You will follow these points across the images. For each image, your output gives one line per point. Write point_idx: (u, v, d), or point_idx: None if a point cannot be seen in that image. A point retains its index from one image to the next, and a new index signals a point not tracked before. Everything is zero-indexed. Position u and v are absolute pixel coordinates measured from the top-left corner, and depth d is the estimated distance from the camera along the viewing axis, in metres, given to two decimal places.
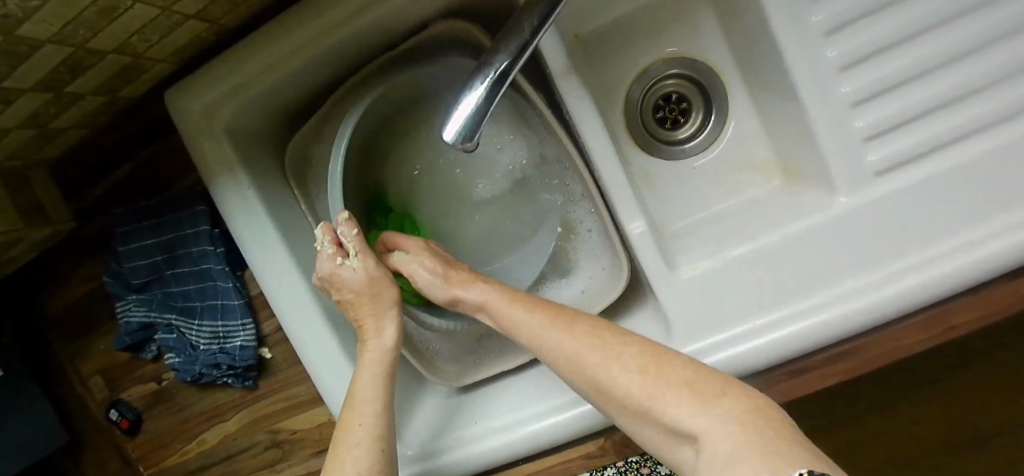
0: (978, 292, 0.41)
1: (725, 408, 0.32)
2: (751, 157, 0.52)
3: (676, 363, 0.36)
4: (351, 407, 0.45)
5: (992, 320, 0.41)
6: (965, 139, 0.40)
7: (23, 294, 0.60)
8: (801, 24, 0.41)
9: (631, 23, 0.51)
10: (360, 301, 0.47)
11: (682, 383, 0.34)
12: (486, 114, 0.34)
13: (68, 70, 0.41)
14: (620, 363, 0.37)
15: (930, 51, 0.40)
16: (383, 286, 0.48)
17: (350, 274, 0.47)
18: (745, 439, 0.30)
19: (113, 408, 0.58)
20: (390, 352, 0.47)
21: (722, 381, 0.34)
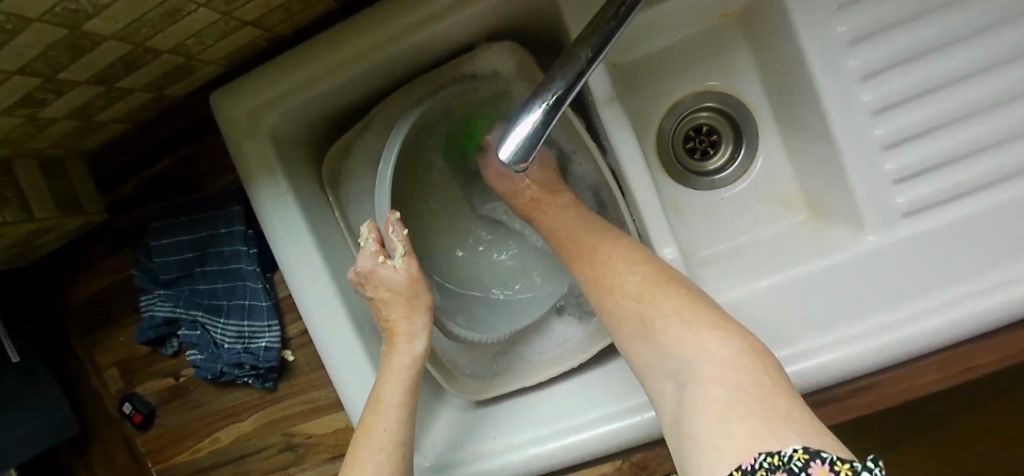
0: (998, 336, 0.43)
1: (719, 343, 0.34)
2: (776, 192, 0.54)
3: (679, 297, 0.38)
4: (375, 411, 0.47)
5: (1008, 363, 0.43)
6: (986, 189, 0.42)
7: (44, 281, 0.60)
8: (839, 68, 0.43)
9: (670, 56, 0.53)
10: (395, 301, 0.51)
11: (683, 316, 0.37)
12: (541, 137, 0.37)
13: (123, 66, 0.42)
14: (630, 283, 0.41)
15: (957, 103, 0.43)
16: (419, 290, 0.52)
17: (390, 273, 0.51)
18: (727, 373, 0.33)
19: (128, 401, 0.58)
20: (419, 359, 0.50)
21: (720, 320, 0.36)
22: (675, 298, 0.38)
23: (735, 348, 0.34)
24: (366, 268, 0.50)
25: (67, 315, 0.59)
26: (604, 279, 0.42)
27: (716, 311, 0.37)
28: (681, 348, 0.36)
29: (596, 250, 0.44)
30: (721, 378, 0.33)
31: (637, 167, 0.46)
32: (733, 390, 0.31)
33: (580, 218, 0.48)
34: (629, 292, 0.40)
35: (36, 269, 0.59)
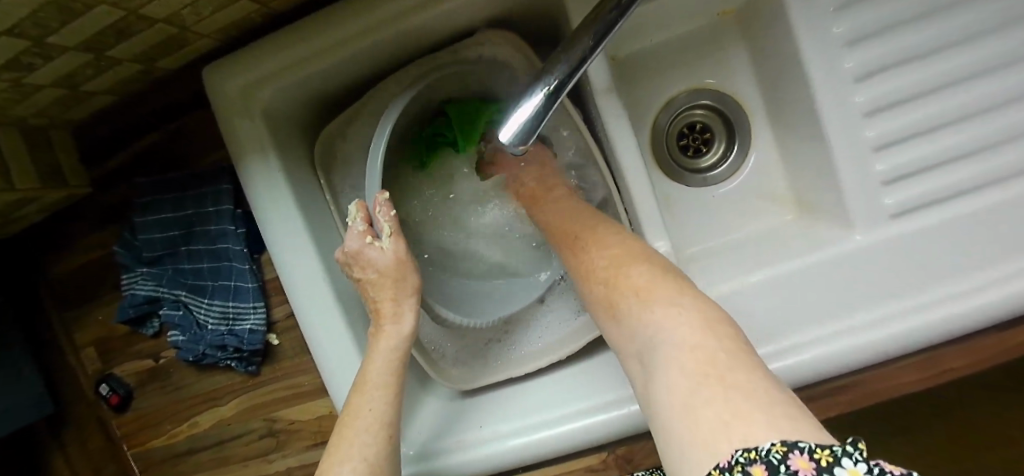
0: (972, 342, 0.46)
1: (679, 320, 0.32)
2: (767, 192, 0.54)
3: (637, 277, 0.38)
4: (361, 392, 0.46)
5: (976, 368, 0.46)
6: (973, 191, 0.43)
7: (21, 256, 0.58)
8: (833, 68, 0.43)
9: (666, 52, 0.53)
10: (382, 282, 0.50)
11: (639, 294, 0.36)
12: (542, 122, 0.36)
13: (114, 34, 0.41)
14: (602, 268, 0.40)
15: (949, 106, 0.43)
16: (407, 273, 0.51)
17: (377, 255, 0.50)
18: (682, 344, 0.31)
19: (105, 382, 0.57)
20: (406, 340, 0.49)
21: (680, 293, 0.34)
22: (642, 277, 0.37)
23: (689, 324, 0.31)
24: (352, 250, 0.50)
25: (43, 292, 0.58)
26: (585, 269, 0.43)
27: (683, 287, 0.35)
28: (645, 326, 0.35)
29: (578, 240, 0.45)
30: (676, 353, 0.31)
31: (633, 159, 0.46)
32: (688, 370, 0.29)
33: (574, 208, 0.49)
34: (604, 278, 0.40)
35: (13, 243, 0.58)
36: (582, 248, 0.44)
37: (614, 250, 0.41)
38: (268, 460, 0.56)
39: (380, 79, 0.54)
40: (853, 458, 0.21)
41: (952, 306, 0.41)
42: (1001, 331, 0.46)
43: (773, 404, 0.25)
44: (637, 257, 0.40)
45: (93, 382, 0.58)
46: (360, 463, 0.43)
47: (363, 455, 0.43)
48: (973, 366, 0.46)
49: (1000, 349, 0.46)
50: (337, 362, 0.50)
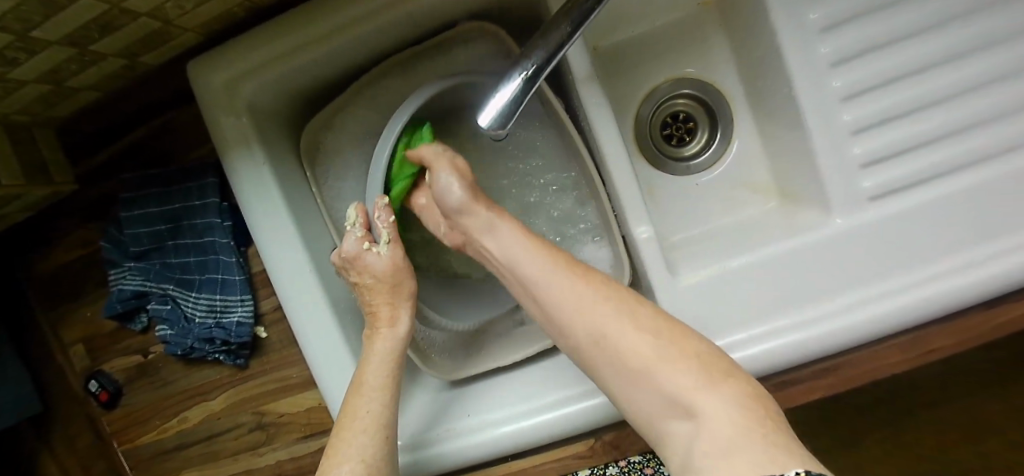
0: (950, 322, 0.47)
1: (724, 391, 0.34)
2: (749, 179, 0.55)
3: (692, 340, 0.37)
4: (358, 394, 0.46)
5: (958, 349, 0.47)
6: (949, 174, 0.44)
7: (7, 254, 0.58)
8: (812, 54, 0.43)
9: (647, 42, 0.54)
10: (380, 289, 0.50)
11: (694, 355, 0.36)
12: (520, 106, 0.37)
13: (98, 29, 0.41)
14: (637, 320, 0.38)
15: (922, 90, 0.44)
16: (403, 278, 0.51)
17: (375, 260, 0.49)
18: (729, 418, 0.33)
19: (93, 379, 0.57)
20: (401, 342, 0.49)
21: (727, 363, 0.36)
22: (682, 340, 0.37)
23: (738, 395, 0.34)
24: (350, 254, 0.49)
25: (30, 290, 0.58)
26: (599, 312, 0.39)
27: (724, 360, 0.37)
28: (688, 393, 0.35)
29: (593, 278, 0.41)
30: (727, 430, 0.33)
31: (615, 146, 0.46)
32: (751, 435, 0.32)
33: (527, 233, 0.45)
34: (632, 325, 0.38)
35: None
36: (594, 278, 0.42)
37: (643, 305, 0.40)
38: (258, 454, 0.56)
39: (365, 72, 0.55)
40: None
41: (925, 291, 0.42)
42: (977, 313, 0.47)
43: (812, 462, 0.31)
44: (672, 319, 0.39)
45: (81, 378, 0.58)
46: (358, 464, 0.44)
47: (362, 455, 0.44)
48: (952, 347, 0.47)
49: (975, 331, 0.47)
50: (323, 349, 0.50)
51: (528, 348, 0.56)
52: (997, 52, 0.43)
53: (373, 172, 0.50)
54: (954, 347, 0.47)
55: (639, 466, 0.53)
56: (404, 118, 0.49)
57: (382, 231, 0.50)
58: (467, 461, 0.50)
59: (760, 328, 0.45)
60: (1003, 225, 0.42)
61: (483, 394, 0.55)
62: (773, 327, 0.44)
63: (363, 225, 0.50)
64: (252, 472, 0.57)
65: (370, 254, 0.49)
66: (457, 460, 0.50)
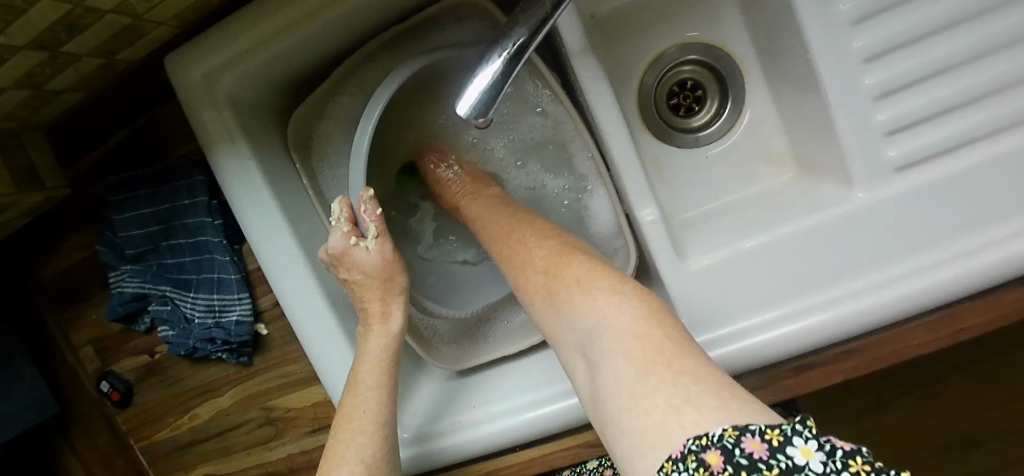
0: (986, 298, 0.43)
1: (613, 308, 0.34)
2: (765, 150, 0.51)
3: (575, 263, 0.39)
4: (354, 393, 0.45)
5: (998, 325, 0.43)
6: (984, 139, 0.39)
7: (11, 261, 0.58)
8: (830, 11, 0.39)
9: (648, 7, 0.49)
10: (369, 284, 0.49)
11: (578, 279, 0.38)
12: (502, 90, 0.33)
13: (65, 30, 0.39)
14: (534, 260, 0.42)
15: (957, 45, 0.39)
16: (393, 273, 0.51)
17: (363, 255, 0.49)
18: (622, 340, 0.32)
19: (104, 380, 0.57)
20: (396, 339, 0.49)
21: (615, 280, 0.37)
22: (574, 265, 0.39)
23: (630, 312, 0.33)
24: (336, 249, 0.48)
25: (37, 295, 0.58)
26: (516, 260, 0.44)
27: (614, 275, 0.37)
28: (584, 311, 0.36)
29: (518, 234, 0.45)
30: (621, 342, 0.32)
31: (614, 123, 0.43)
32: (634, 356, 0.31)
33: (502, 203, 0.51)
34: (537, 267, 0.41)
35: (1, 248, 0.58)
36: (512, 234, 0.46)
37: (540, 243, 0.43)
38: (269, 448, 0.57)
39: (348, 55, 0.52)
40: (803, 436, 0.24)
41: (957, 268, 0.39)
42: (1017, 285, 0.43)
43: (711, 386, 0.28)
44: (569, 247, 0.42)
45: (93, 380, 0.58)
46: (357, 466, 0.42)
47: (362, 457, 0.43)
48: (989, 324, 0.44)
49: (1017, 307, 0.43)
50: (322, 343, 0.50)
51: (529, 338, 0.54)
52: None
53: (352, 168, 0.47)
54: (992, 324, 0.44)
55: None
56: (380, 106, 0.45)
57: (369, 226, 0.49)
58: (474, 451, 0.49)
59: (775, 311, 0.42)
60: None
61: (485, 386, 0.53)
62: (788, 310, 0.42)
63: (349, 219, 0.49)
64: (265, 464, 0.57)
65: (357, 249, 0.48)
66: (464, 451, 0.49)
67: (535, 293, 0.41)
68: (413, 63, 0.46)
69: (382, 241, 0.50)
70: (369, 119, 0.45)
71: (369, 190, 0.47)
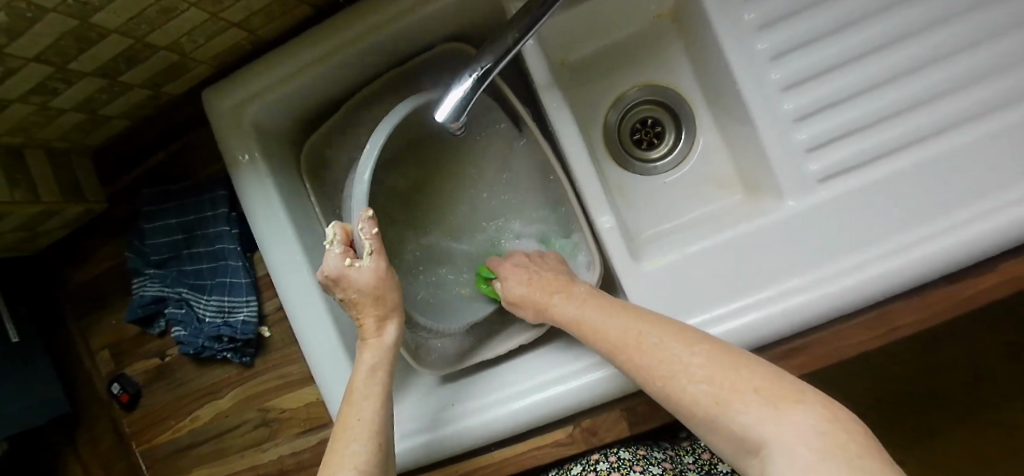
0: (912, 299, 0.49)
1: (799, 416, 0.32)
2: (716, 175, 0.58)
3: (744, 372, 0.36)
4: (352, 402, 0.48)
5: (930, 323, 0.48)
6: (889, 155, 0.46)
7: (45, 270, 0.65)
8: (749, 50, 0.47)
9: (609, 56, 0.59)
10: (365, 301, 0.51)
11: (750, 387, 0.35)
12: (471, 102, 0.42)
13: (125, 61, 0.48)
14: (687, 364, 0.38)
15: (859, 78, 0.47)
16: (387, 289, 0.52)
17: (358, 275, 0.51)
18: (813, 450, 0.30)
19: (116, 381, 0.62)
20: (389, 353, 0.52)
21: (795, 387, 0.34)
22: (750, 373, 0.36)
23: (812, 416, 0.32)
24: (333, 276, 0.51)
25: (64, 302, 0.64)
26: (656, 366, 0.40)
27: (789, 382, 0.35)
28: (760, 423, 0.33)
29: (642, 336, 0.42)
30: (810, 451, 0.30)
31: (577, 146, 0.51)
32: (814, 448, 0.30)
33: (602, 299, 0.48)
34: (683, 379, 0.38)
35: (37, 259, 0.64)
36: (646, 340, 0.42)
37: (688, 336, 0.41)
38: (262, 449, 0.60)
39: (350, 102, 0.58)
40: None
41: (871, 268, 0.45)
42: (943, 286, 0.48)
43: None
44: (725, 349, 0.39)
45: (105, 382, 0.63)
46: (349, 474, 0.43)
47: (356, 465, 0.44)
48: (920, 323, 0.48)
49: (942, 308, 0.48)
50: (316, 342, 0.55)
51: (507, 343, 0.60)
52: (923, 40, 0.47)
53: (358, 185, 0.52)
54: (923, 322, 0.49)
55: (629, 463, 0.52)
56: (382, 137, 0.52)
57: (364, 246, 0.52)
58: (447, 449, 0.53)
59: (718, 310, 0.48)
60: (943, 201, 0.45)
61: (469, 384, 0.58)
62: (730, 308, 0.48)
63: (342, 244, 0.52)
64: (257, 467, 0.60)
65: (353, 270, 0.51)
66: (437, 448, 0.53)
67: (682, 398, 0.38)
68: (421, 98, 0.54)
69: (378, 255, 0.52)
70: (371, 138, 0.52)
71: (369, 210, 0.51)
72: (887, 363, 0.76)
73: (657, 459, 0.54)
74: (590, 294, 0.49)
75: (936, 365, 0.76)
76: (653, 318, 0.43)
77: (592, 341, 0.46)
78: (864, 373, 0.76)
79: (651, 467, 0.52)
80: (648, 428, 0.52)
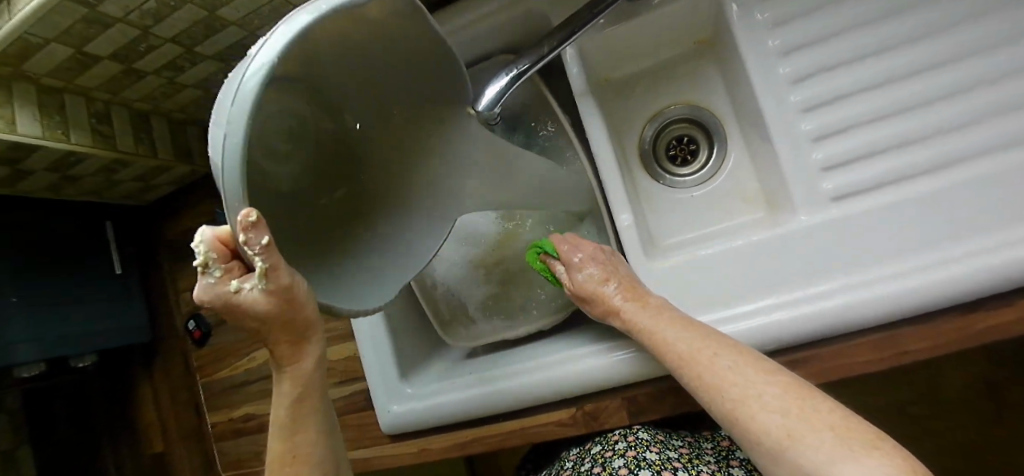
0: (928, 324, 0.48)
1: (871, 461, 0.32)
2: (743, 192, 0.60)
3: (821, 409, 0.37)
4: (285, 434, 0.45)
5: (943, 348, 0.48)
6: (905, 180, 0.48)
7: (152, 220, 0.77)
8: (771, 74, 0.51)
9: (650, 75, 0.64)
10: (269, 326, 0.37)
11: (827, 428, 0.35)
12: (508, 93, 0.50)
13: (238, 50, 0.59)
14: (762, 399, 0.39)
15: (881, 103, 0.49)
16: (299, 307, 0.36)
17: (253, 302, 0.35)
18: None
19: (193, 319, 0.72)
20: (314, 373, 0.43)
21: (874, 434, 0.34)
22: (831, 413, 0.36)
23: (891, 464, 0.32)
24: (215, 300, 0.35)
25: (164, 248, 0.76)
26: (727, 392, 0.41)
27: (870, 427, 0.35)
28: (833, 463, 0.33)
29: (717, 357, 0.43)
30: None
31: (605, 150, 0.56)
32: None
33: (682, 319, 0.47)
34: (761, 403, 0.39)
35: (148, 210, 0.77)
36: (718, 360, 0.43)
37: (761, 365, 0.42)
38: None
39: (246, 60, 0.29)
40: None
41: (875, 288, 0.46)
42: (955, 317, 0.47)
43: None
44: (803, 386, 0.39)
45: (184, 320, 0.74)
46: None
47: None
48: (931, 350, 0.48)
49: (953, 337, 0.47)
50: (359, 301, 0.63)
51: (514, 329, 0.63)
52: (954, 70, 0.47)
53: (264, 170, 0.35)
54: (934, 350, 0.48)
55: (647, 445, 0.52)
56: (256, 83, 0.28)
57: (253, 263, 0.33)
58: (458, 410, 0.60)
59: (723, 311, 0.52)
60: (960, 231, 0.45)
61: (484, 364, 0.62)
62: (736, 311, 0.51)
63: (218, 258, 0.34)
64: None
65: (244, 293, 0.35)
66: (449, 407, 0.60)
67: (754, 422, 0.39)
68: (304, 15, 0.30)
69: (279, 273, 0.34)
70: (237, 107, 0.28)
71: (250, 212, 0.29)
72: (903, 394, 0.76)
73: (674, 445, 0.53)
74: (665, 310, 0.49)
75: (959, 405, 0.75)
76: (728, 345, 0.44)
77: (658, 352, 0.48)
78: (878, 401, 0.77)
79: (668, 451, 0.52)
80: (646, 420, 0.55)
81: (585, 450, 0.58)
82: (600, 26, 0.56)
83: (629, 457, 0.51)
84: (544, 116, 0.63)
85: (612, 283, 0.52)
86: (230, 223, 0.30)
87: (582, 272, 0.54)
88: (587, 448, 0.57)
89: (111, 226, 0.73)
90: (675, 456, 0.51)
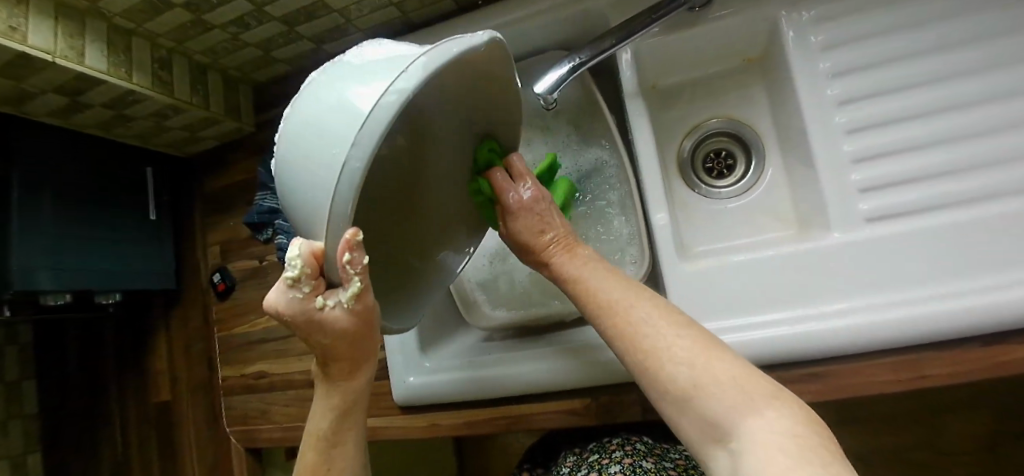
0: (957, 350, 0.48)
1: (772, 417, 0.32)
2: (775, 210, 0.61)
3: (725, 359, 0.36)
4: (320, 449, 0.46)
5: (966, 377, 0.48)
6: (942, 209, 0.49)
7: (191, 173, 0.79)
8: (819, 94, 0.53)
9: (695, 87, 0.66)
10: (338, 343, 0.40)
11: (729, 378, 0.35)
12: (565, 81, 0.53)
13: (304, 15, 0.61)
14: (670, 349, 0.38)
15: (924, 133, 0.51)
16: (371, 326, 0.39)
17: (335, 318, 0.37)
18: (783, 447, 0.30)
19: (219, 272, 0.74)
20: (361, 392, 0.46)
21: (773, 386, 0.34)
22: (730, 363, 0.36)
23: (790, 416, 0.32)
24: (302, 311, 0.37)
25: (199, 201, 0.78)
26: (645, 344, 0.39)
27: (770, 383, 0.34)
28: (741, 419, 0.33)
29: (634, 307, 0.41)
30: (781, 442, 0.30)
31: (647, 150, 0.57)
32: (790, 451, 0.29)
33: (608, 270, 0.46)
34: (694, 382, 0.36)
35: (189, 163, 0.79)
36: (636, 309, 0.41)
37: (687, 324, 0.39)
38: None
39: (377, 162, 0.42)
40: None
41: (904, 310, 0.47)
42: (983, 346, 0.47)
43: None
44: (710, 339, 0.38)
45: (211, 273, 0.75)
46: None
47: None
48: (954, 377, 0.48)
49: (985, 365, 0.47)
50: None
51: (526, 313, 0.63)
52: (998, 109, 0.49)
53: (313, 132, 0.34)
54: (965, 376, 0.48)
55: (642, 455, 0.52)
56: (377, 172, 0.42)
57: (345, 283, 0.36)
58: (472, 388, 0.60)
59: (748, 317, 0.52)
60: (994, 263, 0.46)
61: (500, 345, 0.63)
62: (762, 319, 0.52)
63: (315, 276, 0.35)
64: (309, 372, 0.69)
65: (326, 309, 0.37)
66: (463, 384, 0.61)
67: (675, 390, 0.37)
68: (428, 57, 0.31)
69: (365, 295, 0.37)
70: (358, 150, 0.30)
71: (356, 231, 0.32)
72: (898, 432, 0.78)
73: (671, 457, 0.53)
74: (591, 260, 0.47)
75: (955, 449, 0.76)
76: (654, 298, 0.42)
77: (580, 301, 0.46)
78: (874, 435, 0.78)
79: (664, 461, 0.51)
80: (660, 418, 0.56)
81: (581, 457, 0.56)
82: (656, 32, 0.58)
83: (625, 464, 0.50)
84: (588, 110, 0.64)
85: (548, 232, 0.48)
86: (334, 246, 0.33)
87: (507, 193, 0.47)
88: (584, 456, 0.56)
89: (151, 172, 0.75)
90: (672, 467, 0.51)
